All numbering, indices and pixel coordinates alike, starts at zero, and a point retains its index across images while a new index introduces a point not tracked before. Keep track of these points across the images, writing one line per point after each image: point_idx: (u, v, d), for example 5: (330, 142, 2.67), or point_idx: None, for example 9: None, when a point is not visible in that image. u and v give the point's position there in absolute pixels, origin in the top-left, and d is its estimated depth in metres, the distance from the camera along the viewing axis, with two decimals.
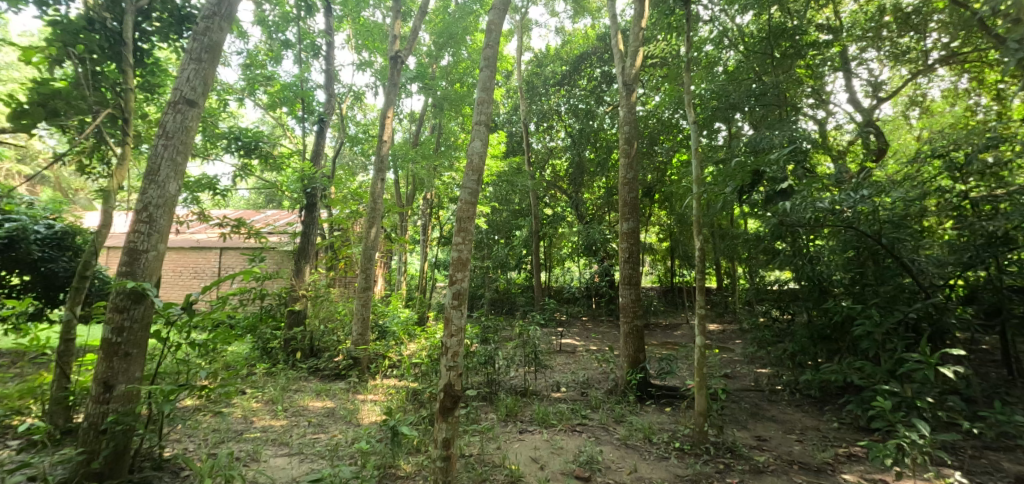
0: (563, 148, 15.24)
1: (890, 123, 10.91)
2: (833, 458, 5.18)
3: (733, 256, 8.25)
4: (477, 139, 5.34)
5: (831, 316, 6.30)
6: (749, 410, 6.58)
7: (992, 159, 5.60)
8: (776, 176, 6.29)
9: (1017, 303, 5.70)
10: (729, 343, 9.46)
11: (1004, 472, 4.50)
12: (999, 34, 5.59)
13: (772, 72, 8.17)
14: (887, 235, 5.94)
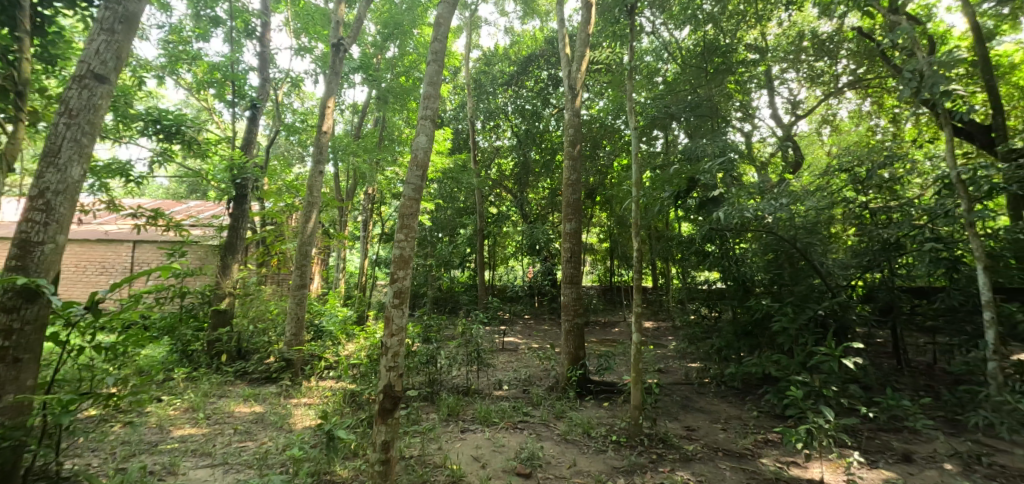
0: (508, 148, 15.34)
1: (806, 139, 12.01)
2: (753, 444, 5.61)
3: (668, 257, 8.67)
4: (423, 134, 5.21)
5: (752, 314, 6.81)
6: (680, 402, 6.98)
7: (888, 174, 6.29)
8: (709, 183, 6.79)
9: (904, 302, 6.47)
10: (663, 339, 9.97)
11: (892, 450, 5.10)
12: (896, 64, 6.25)
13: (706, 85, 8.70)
14: (801, 240, 6.55)
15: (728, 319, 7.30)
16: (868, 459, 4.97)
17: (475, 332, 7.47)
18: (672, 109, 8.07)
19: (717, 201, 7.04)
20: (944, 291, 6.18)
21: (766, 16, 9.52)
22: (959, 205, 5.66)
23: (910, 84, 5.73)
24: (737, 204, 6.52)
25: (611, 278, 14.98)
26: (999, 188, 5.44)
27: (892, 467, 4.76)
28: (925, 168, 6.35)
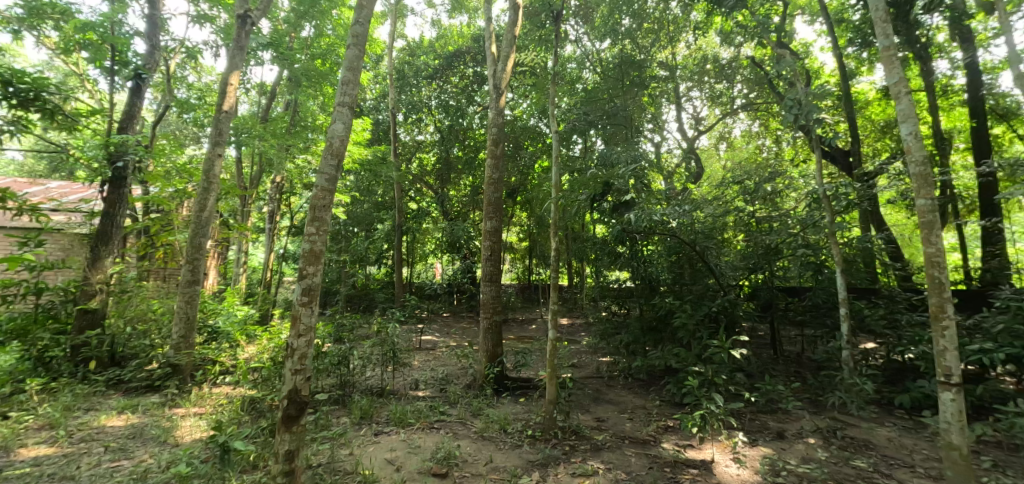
0: (430, 143, 15.10)
1: (706, 153, 13.29)
2: (655, 431, 6.06)
3: (582, 257, 9.00)
4: (339, 121, 4.91)
5: (657, 310, 7.37)
6: (591, 395, 7.34)
7: (771, 188, 7.16)
8: (621, 187, 7.29)
9: (780, 299, 7.41)
10: (576, 336, 10.43)
11: (769, 430, 5.82)
12: (780, 91, 7.11)
13: (622, 96, 9.26)
14: (700, 243, 7.25)
15: (636, 316, 7.82)
16: (750, 439, 5.61)
17: (391, 331, 7.16)
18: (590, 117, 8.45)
19: (628, 204, 7.47)
20: (811, 290, 7.16)
21: (676, 37, 10.38)
22: (824, 216, 6.58)
23: (790, 110, 6.55)
24: (646, 209, 7.02)
25: (530, 277, 15.33)
26: (851, 204, 6.48)
27: (768, 445, 5.43)
28: (799, 184, 7.30)
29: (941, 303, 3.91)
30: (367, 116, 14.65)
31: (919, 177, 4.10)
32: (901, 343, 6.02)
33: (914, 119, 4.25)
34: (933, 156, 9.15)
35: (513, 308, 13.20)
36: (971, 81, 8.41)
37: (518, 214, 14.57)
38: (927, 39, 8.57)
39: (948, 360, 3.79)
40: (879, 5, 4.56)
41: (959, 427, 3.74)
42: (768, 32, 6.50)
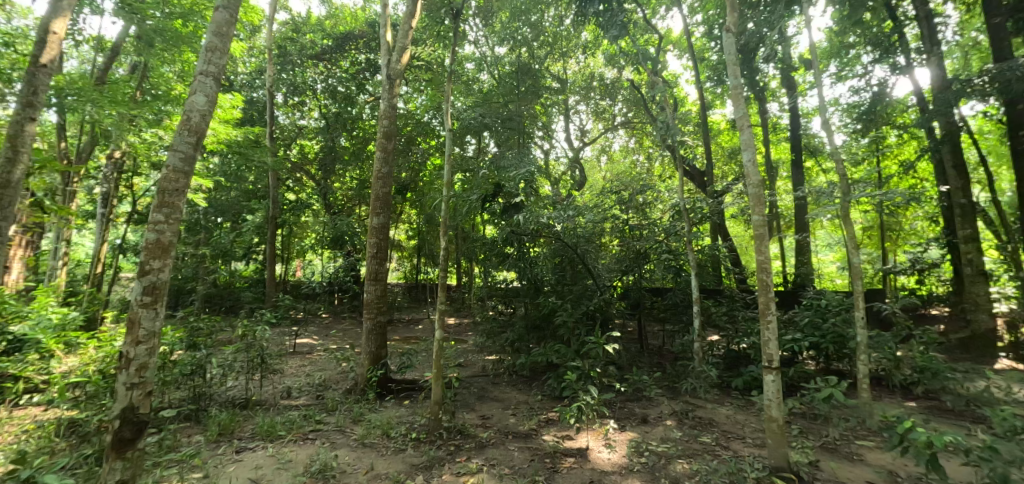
0: (314, 130, 14.03)
1: (589, 163, 14.35)
2: (537, 424, 6.35)
3: (471, 257, 9.02)
4: (200, 93, 4.38)
5: (541, 309, 7.72)
6: (477, 394, 7.43)
7: (642, 199, 7.98)
8: (512, 190, 7.29)
9: (647, 299, 8.30)
10: (463, 335, 10.50)
11: (635, 415, 6.48)
12: (653, 113, 7.97)
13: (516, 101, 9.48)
14: (580, 247, 7.78)
15: (521, 315, 8.09)
16: (620, 426, 6.18)
17: (257, 334, 6.36)
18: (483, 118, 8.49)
19: (517, 207, 7.43)
20: (671, 290, 8.14)
21: (569, 53, 11.06)
22: (683, 226, 7.54)
23: (661, 132, 7.38)
24: (533, 212, 7.34)
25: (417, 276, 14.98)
26: (704, 216, 7.54)
27: (634, 429, 6.04)
28: (665, 197, 8.25)
29: (767, 302, 4.68)
30: (238, 92, 13.04)
31: (755, 196, 4.89)
32: (737, 335, 7.16)
33: (753, 149, 5.03)
34: (763, 180, 11.09)
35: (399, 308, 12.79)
36: (792, 122, 10.37)
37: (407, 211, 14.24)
38: (763, 84, 10.36)
39: (769, 348, 4.57)
40: (731, 49, 5.31)
41: (777, 404, 4.45)
42: (647, 61, 7.25)
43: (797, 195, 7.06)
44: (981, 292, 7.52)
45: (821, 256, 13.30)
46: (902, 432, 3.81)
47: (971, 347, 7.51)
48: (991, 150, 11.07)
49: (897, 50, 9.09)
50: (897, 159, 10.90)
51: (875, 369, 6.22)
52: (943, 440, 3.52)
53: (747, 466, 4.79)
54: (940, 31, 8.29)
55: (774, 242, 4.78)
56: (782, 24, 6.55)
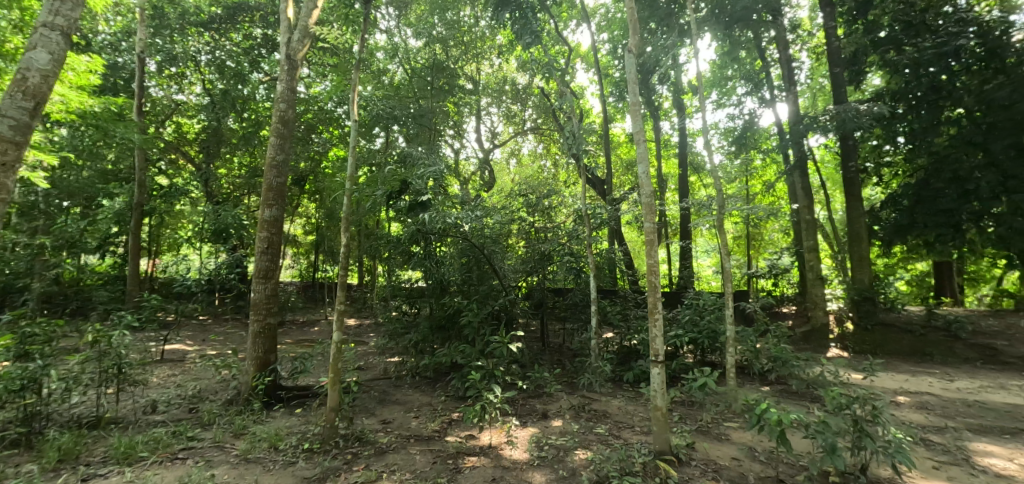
0: (195, 107, 12.48)
1: (499, 165, 14.66)
2: (440, 425, 6.25)
3: (374, 255, 8.63)
4: (43, 49, 3.70)
5: (446, 309, 7.62)
6: (377, 397, 7.12)
7: (547, 203, 8.31)
8: (420, 188, 7.23)
9: (549, 299, 8.62)
10: (364, 337, 10.06)
11: (536, 411, 6.72)
12: (560, 120, 8.29)
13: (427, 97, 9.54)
14: (487, 247, 7.84)
15: (426, 315, 7.92)
16: (521, 422, 6.34)
17: (112, 340, 5.37)
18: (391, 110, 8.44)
19: (424, 206, 7.49)
20: (572, 290, 8.56)
21: (483, 54, 11.17)
22: (584, 230, 7.99)
23: (568, 140, 7.75)
24: (441, 210, 7.28)
25: (314, 274, 14.22)
26: (603, 222, 8.05)
27: (535, 425, 6.25)
28: (568, 202, 8.64)
29: (655, 301, 4.99)
30: (96, 54, 11.12)
31: (648, 204, 5.26)
32: (629, 332, 7.78)
33: (647, 162, 5.44)
34: (655, 191, 12.22)
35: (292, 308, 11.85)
36: (680, 140, 11.53)
37: (304, 204, 13.44)
38: (657, 103, 11.43)
39: (656, 343, 4.88)
40: (633, 69, 5.72)
41: (662, 393, 4.79)
42: (558, 71, 7.56)
43: (682, 205, 7.87)
44: (817, 294, 9.04)
45: (700, 261, 14.97)
46: (759, 413, 4.44)
47: (811, 337, 9.06)
48: (829, 177, 13.33)
49: (764, 85, 10.60)
50: (762, 180, 12.66)
51: (739, 359, 7.16)
52: (790, 418, 4.17)
53: (635, 452, 5.11)
54: (795, 73, 9.81)
55: (662, 247, 5.19)
56: (676, 52, 7.29)
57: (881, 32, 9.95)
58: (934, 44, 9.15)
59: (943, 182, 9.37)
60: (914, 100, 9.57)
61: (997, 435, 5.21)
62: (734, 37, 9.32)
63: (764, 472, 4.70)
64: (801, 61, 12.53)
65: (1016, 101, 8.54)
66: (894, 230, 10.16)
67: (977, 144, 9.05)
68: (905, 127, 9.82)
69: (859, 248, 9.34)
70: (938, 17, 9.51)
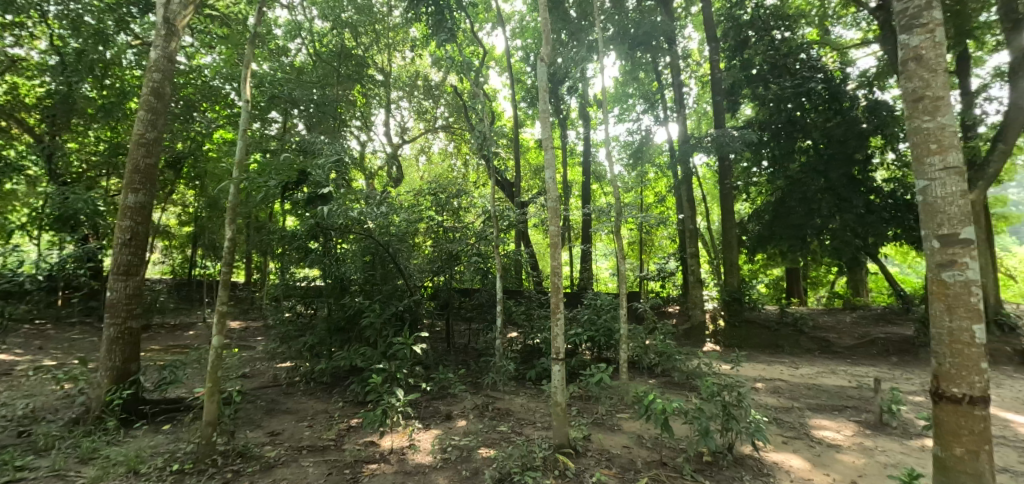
0: (37, 67, 10.35)
1: (407, 162, 14.44)
2: (337, 434, 5.81)
3: (266, 251, 7.87)
4: None
5: (345, 310, 7.16)
6: (264, 408, 6.47)
7: (456, 203, 8.25)
8: (320, 180, 6.75)
9: (456, 300, 8.54)
10: (250, 342, 9.17)
11: (440, 413, 6.61)
12: (472, 122, 8.25)
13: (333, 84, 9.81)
14: (393, 246, 7.50)
15: (323, 317, 7.39)
16: (424, 425, 6.17)
17: None
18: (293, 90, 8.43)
19: (324, 198, 7.03)
20: (478, 290, 8.60)
21: (395, 46, 11.10)
22: (492, 231, 8.03)
23: (478, 140, 7.76)
24: (344, 205, 6.84)
25: (189, 271, 13.22)
26: (511, 224, 8.18)
27: (438, 427, 6.14)
28: (477, 203, 8.65)
29: (557, 300, 5.14)
30: None
31: (554, 208, 5.37)
32: (532, 331, 8.02)
33: (553, 167, 5.54)
34: (560, 196, 12.82)
35: (161, 310, 10.45)
36: (585, 150, 12.24)
37: (181, 191, 12.34)
38: (565, 113, 12.05)
39: (557, 341, 5.01)
40: (544, 78, 5.88)
41: (561, 390, 4.95)
42: (472, 72, 7.56)
43: (585, 211, 8.33)
44: (697, 295, 10.15)
45: (598, 264, 16.05)
46: (648, 404, 4.83)
47: (691, 334, 10.13)
48: (710, 192, 15.16)
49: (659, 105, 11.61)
50: (654, 191, 13.88)
51: (631, 355, 7.77)
52: (673, 406, 4.60)
53: (536, 447, 5.22)
54: (685, 96, 10.90)
55: (566, 250, 5.28)
56: (583, 66, 7.77)
57: (753, 69, 11.62)
58: (793, 83, 10.96)
59: (795, 201, 11.10)
60: (776, 131, 11.33)
61: (829, 412, 6.28)
62: (635, 58, 10.28)
63: (650, 457, 5.09)
64: (689, 88, 14.05)
65: (847, 138, 10.50)
66: (757, 240, 12.05)
67: (818, 172, 10.86)
68: (768, 153, 11.61)
69: (730, 254, 10.64)
70: (796, 61, 11.27)
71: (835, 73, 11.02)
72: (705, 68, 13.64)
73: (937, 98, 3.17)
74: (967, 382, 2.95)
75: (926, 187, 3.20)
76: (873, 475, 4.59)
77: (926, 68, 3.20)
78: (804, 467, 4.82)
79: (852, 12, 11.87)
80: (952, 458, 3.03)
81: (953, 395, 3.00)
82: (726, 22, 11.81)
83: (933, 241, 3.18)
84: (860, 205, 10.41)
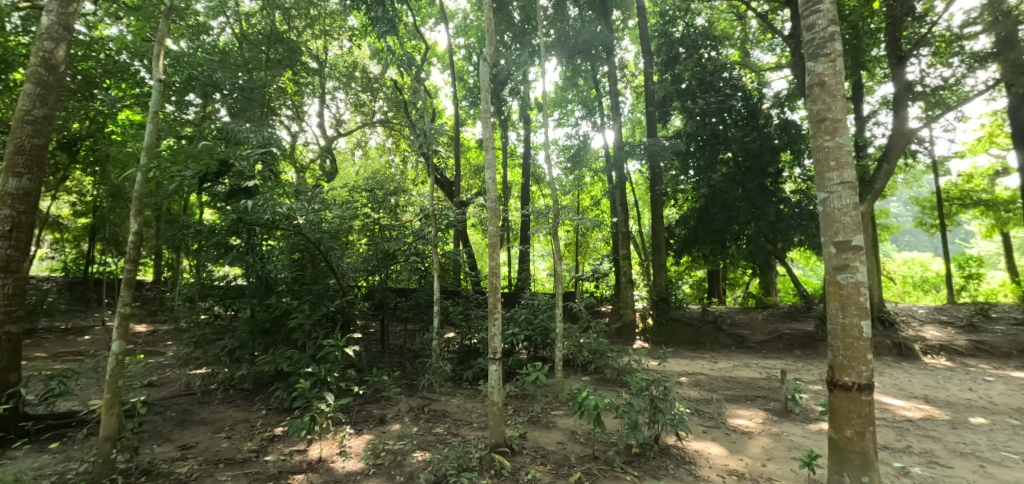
0: None
1: (342, 155, 13.95)
2: (259, 444, 5.38)
3: (179, 247, 7.20)
4: None
5: (271, 311, 6.70)
6: (174, 419, 5.87)
7: (394, 201, 8.01)
8: (244, 171, 6.12)
9: (391, 301, 8.29)
10: (160, 347, 8.34)
11: (373, 417, 6.35)
12: (412, 119, 8.05)
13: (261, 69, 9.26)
14: (324, 243, 7.11)
15: (245, 318, 6.87)
16: (356, 430, 5.89)
17: None
18: (213, 72, 7.90)
19: (250, 193, 6.42)
20: (415, 290, 8.42)
21: (331, 33, 10.70)
22: (431, 231, 7.84)
23: (418, 137, 7.57)
24: (270, 199, 6.39)
25: (85, 268, 11.94)
26: (450, 223, 8.07)
27: (371, 431, 5.87)
28: (416, 201, 8.47)
29: (495, 300, 5.12)
30: None
31: (492, 208, 5.20)
32: (470, 331, 7.97)
33: (494, 170, 5.31)
34: (500, 197, 12.90)
35: (49, 312, 9.27)
36: (525, 151, 12.45)
37: (77, 178, 11.08)
38: (506, 114, 12.15)
39: (494, 341, 5.01)
40: (487, 77, 5.73)
41: (498, 389, 4.93)
42: (413, 67, 7.37)
43: (524, 212, 8.42)
44: (628, 295, 10.63)
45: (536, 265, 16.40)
46: (582, 400, 4.97)
47: (622, 332, 10.59)
48: (641, 197, 16.19)
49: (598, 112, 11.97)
50: (590, 195, 14.39)
51: (566, 354, 7.96)
52: (605, 402, 4.77)
53: (472, 447, 5.17)
54: (622, 105, 11.39)
55: (504, 250, 5.20)
56: (527, 69, 7.87)
57: (683, 84, 12.45)
58: (717, 99, 11.95)
59: (716, 209, 11.98)
60: (701, 143, 12.32)
61: (743, 402, 6.85)
62: (575, 65, 10.69)
63: (583, 451, 5.23)
64: (624, 98, 14.78)
65: (761, 152, 11.52)
66: (682, 244, 12.85)
67: (736, 182, 11.80)
68: (694, 163, 12.47)
69: (658, 257, 11.28)
70: (720, 79, 12.19)
71: (753, 92, 12.06)
72: (640, 79, 14.39)
73: (837, 121, 3.57)
74: (856, 372, 3.35)
75: (826, 199, 3.60)
76: (780, 458, 5.05)
77: (829, 93, 3.58)
78: (721, 453, 5.21)
79: (767, 38, 13.05)
80: (844, 438, 3.42)
81: (845, 383, 3.39)
82: (658, 38, 12.73)
83: (830, 247, 3.59)
84: (772, 213, 11.39)
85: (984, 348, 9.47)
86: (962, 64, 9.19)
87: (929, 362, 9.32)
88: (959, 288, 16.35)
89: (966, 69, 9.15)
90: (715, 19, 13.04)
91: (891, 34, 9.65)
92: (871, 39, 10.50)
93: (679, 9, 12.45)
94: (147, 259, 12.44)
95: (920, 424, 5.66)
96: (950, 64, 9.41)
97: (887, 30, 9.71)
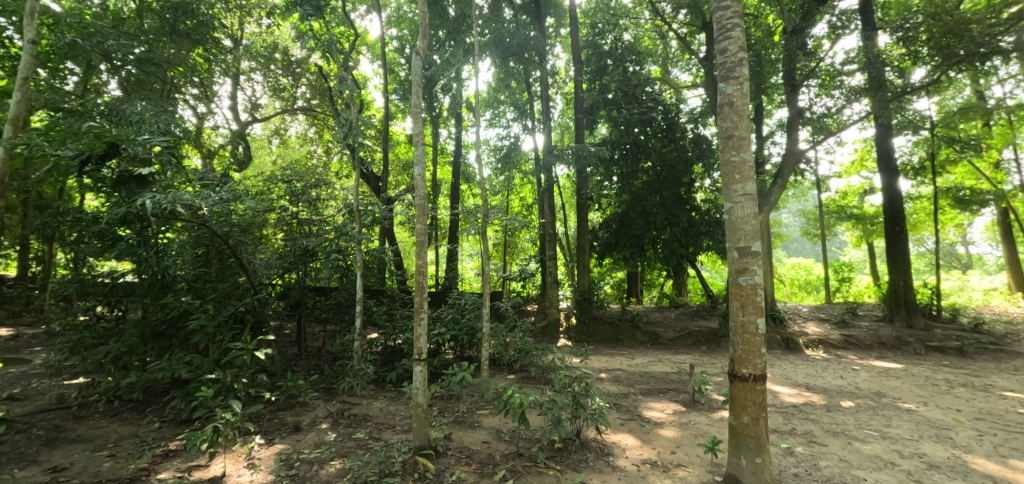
0: None
1: (257, 142, 13.09)
2: (151, 460, 4.74)
3: (50, 237, 6.22)
4: None
5: (168, 312, 6.00)
6: (42, 438, 5.03)
7: (315, 194, 7.53)
8: (138, 154, 5.46)
9: (308, 300, 7.78)
10: (26, 356, 7.18)
11: (287, 425, 5.88)
12: (338, 107, 7.59)
13: (163, 42, 8.31)
14: (233, 238, 6.49)
15: (136, 320, 6.10)
16: (267, 440, 5.42)
17: None
18: (105, 37, 7.14)
19: (143, 181, 5.61)
20: (336, 289, 7.98)
21: (250, 9, 10.39)
22: (355, 226, 7.36)
23: (343, 128, 7.12)
24: (169, 189, 5.65)
25: None
26: (376, 219, 7.69)
27: (283, 441, 5.42)
28: (339, 194, 8.00)
29: (421, 300, 4.85)
30: None
31: (421, 206, 4.89)
32: (394, 332, 7.71)
33: (425, 166, 5.02)
34: (429, 193, 12.71)
35: None
36: (457, 150, 12.43)
37: None
38: (438, 110, 12.01)
39: (419, 342, 4.78)
40: (420, 69, 5.34)
41: (423, 390, 4.77)
42: (340, 54, 6.98)
43: (454, 211, 8.25)
44: (552, 295, 10.94)
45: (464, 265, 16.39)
46: (507, 399, 4.94)
47: (547, 331, 10.90)
48: (568, 201, 17.00)
49: (528, 115, 12.66)
50: (520, 197, 14.70)
51: (493, 353, 8.00)
52: (530, 399, 4.83)
53: (395, 451, 4.99)
54: (552, 109, 11.71)
55: (432, 249, 4.95)
56: (460, 67, 7.78)
57: (609, 94, 13.17)
58: (639, 111, 12.81)
59: (636, 213, 12.75)
60: (624, 151, 13.07)
61: (656, 395, 7.37)
62: (508, 67, 10.71)
63: (508, 449, 5.27)
64: (555, 103, 15.28)
65: (677, 164, 12.51)
66: (605, 246, 13.47)
67: (654, 189, 12.65)
68: (618, 169, 13.18)
69: (583, 258, 11.74)
70: (643, 93, 13.03)
71: (672, 106, 13.02)
72: (570, 87, 14.96)
73: (741, 138, 3.96)
74: (752, 364, 3.75)
75: (731, 209, 3.97)
76: (686, 446, 5.49)
77: (737, 113, 3.95)
78: (636, 444, 5.54)
79: (685, 59, 14.14)
80: (741, 424, 3.80)
81: (744, 376, 3.78)
82: (587, 48, 13.32)
83: (734, 251, 3.97)
84: (684, 220, 12.54)
85: (852, 342, 10.98)
86: (842, 96, 10.57)
87: (809, 354, 10.63)
88: (834, 290, 18.78)
89: (845, 100, 10.55)
90: (641, 36, 13.85)
91: (787, 65, 10.83)
92: (771, 68, 11.78)
93: (608, 23, 13.09)
94: (8, 250, 10.51)
95: (803, 409, 6.45)
96: (833, 95, 10.81)
97: (786, 61, 10.91)
